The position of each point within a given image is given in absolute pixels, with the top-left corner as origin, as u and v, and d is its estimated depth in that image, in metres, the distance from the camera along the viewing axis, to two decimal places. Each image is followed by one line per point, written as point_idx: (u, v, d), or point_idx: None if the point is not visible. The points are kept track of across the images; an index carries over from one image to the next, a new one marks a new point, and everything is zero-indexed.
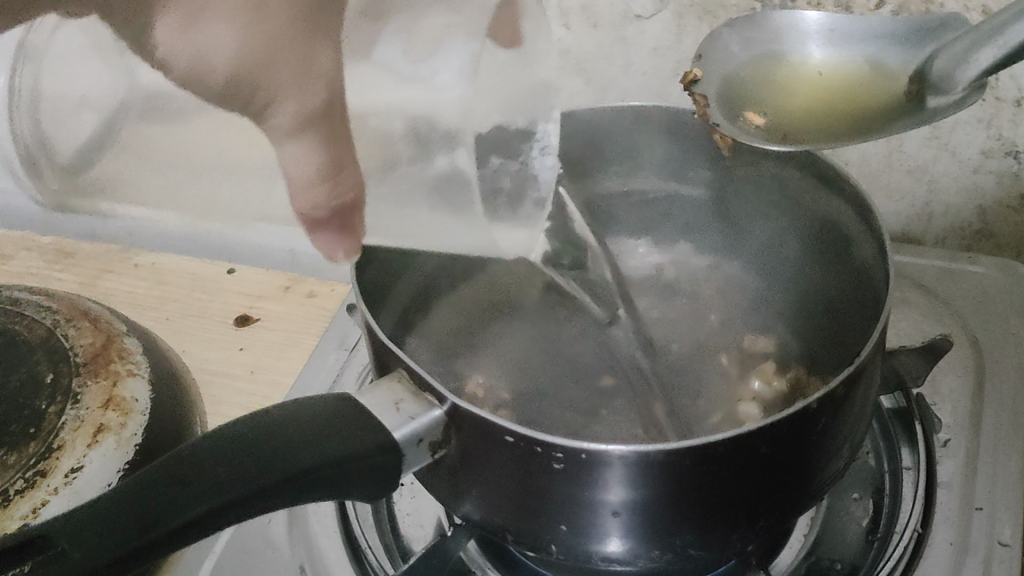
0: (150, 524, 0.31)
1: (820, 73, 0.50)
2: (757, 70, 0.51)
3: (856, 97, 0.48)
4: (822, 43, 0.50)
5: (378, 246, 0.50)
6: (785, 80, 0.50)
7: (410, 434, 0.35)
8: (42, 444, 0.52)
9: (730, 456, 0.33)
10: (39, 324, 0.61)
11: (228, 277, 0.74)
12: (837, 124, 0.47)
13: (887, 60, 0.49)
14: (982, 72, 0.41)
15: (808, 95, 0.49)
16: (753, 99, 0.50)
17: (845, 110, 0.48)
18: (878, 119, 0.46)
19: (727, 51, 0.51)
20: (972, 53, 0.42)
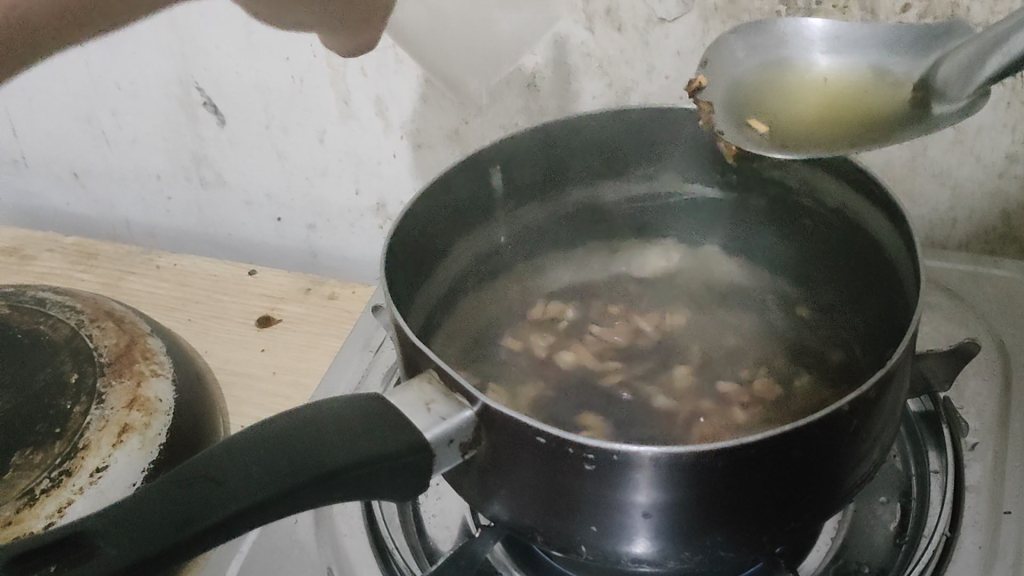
0: (187, 521, 0.31)
1: (824, 80, 0.50)
2: (762, 79, 0.51)
3: (862, 104, 0.48)
4: (826, 50, 0.50)
5: (413, 246, 0.50)
6: (789, 89, 0.50)
7: (441, 435, 0.35)
8: (68, 444, 0.52)
9: (762, 458, 0.33)
10: (64, 324, 0.61)
11: (249, 279, 0.74)
12: (844, 132, 0.47)
13: (892, 66, 0.49)
14: (988, 80, 0.41)
15: (813, 103, 0.49)
16: (760, 109, 0.50)
17: (851, 117, 0.48)
18: (882, 125, 0.46)
19: (734, 58, 0.51)
20: (979, 64, 0.41)
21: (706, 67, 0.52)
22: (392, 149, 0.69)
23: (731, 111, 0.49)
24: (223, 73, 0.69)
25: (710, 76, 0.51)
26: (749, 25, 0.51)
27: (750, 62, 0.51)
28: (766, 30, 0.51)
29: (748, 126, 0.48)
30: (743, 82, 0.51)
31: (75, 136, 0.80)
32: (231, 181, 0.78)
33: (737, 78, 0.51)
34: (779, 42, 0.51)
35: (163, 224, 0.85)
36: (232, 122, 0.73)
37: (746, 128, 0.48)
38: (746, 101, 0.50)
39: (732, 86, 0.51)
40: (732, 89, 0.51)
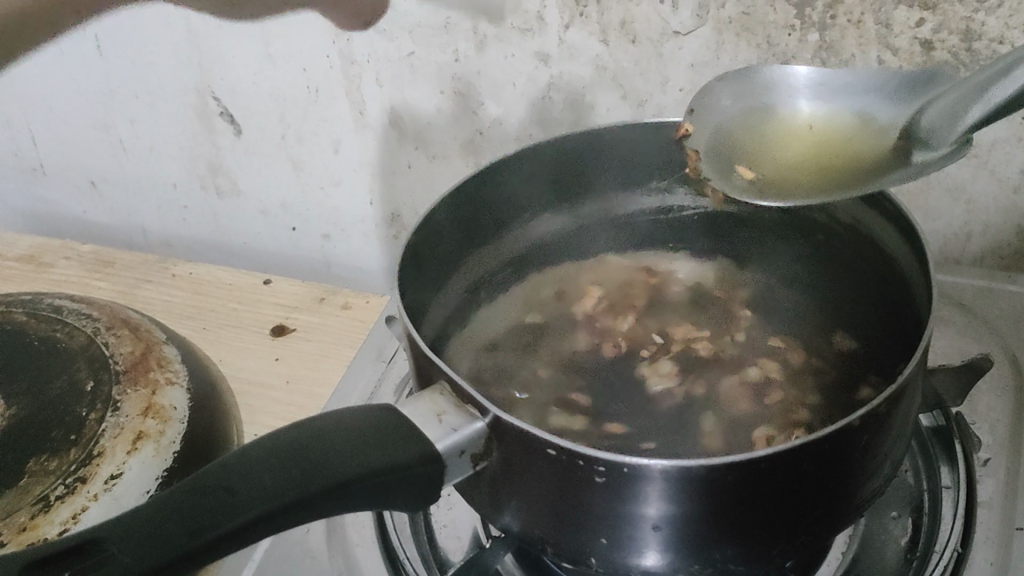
0: (199, 531, 0.31)
1: (810, 127, 0.51)
2: (747, 126, 0.52)
3: (846, 152, 0.49)
4: (811, 98, 0.51)
5: (429, 257, 0.50)
6: (776, 137, 0.51)
7: (452, 445, 0.35)
8: (83, 450, 0.52)
9: (772, 472, 0.33)
10: (79, 331, 0.62)
11: (264, 287, 0.75)
12: (830, 179, 0.47)
13: (877, 113, 0.49)
14: (969, 128, 0.41)
15: (799, 151, 0.50)
16: (745, 157, 0.51)
17: (834, 164, 0.48)
18: (867, 169, 0.47)
19: (719, 105, 0.52)
20: (963, 109, 0.42)
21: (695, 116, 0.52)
22: (407, 159, 0.70)
23: (715, 159, 0.51)
24: (240, 83, 0.70)
25: (695, 123, 0.52)
26: (734, 73, 0.52)
27: (735, 109, 0.52)
28: (751, 77, 0.52)
29: (729, 174, 0.49)
30: (728, 128, 0.52)
31: (93, 145, 0.81)
32: (247, 191, 0.78)
33: (722, 124, 0.52)
34: (764, 90, 0.52)
35: (178, 233, 0.85)
36: (248, 132, 0.73)
37: (727, 176, 0.49)
38: (730, 150, 0.51)
39: (716, 134, 0.52)
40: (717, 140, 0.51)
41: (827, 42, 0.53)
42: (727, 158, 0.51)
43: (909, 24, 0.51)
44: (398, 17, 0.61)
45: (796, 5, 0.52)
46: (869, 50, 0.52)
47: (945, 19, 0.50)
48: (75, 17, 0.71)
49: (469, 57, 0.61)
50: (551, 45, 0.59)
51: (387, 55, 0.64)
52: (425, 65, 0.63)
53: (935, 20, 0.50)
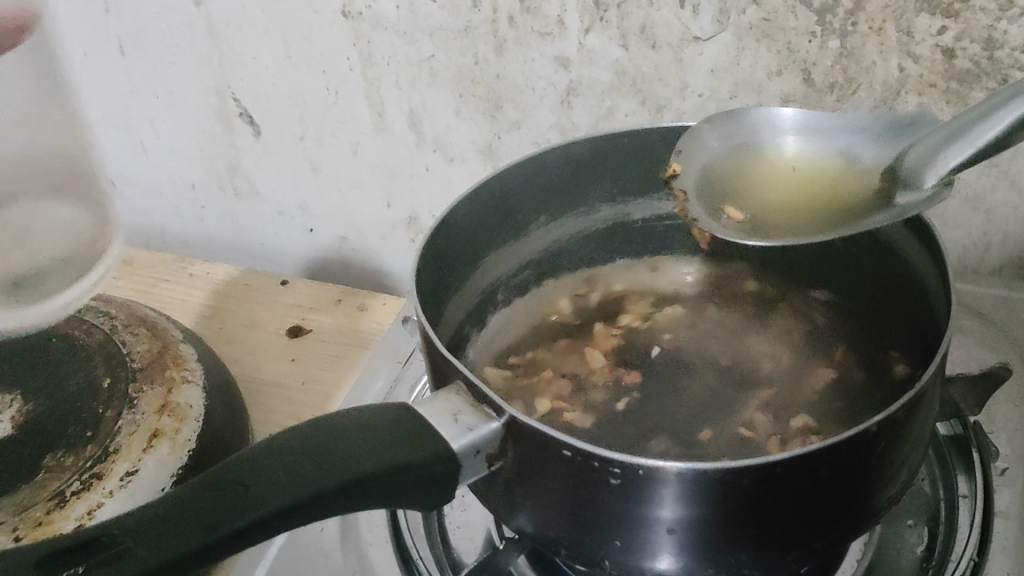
0: (215, 525, 0.32)
1: (794, 167, 0.51)
2: (733, 167, 0.53)
3: (828, 195, 0.49)
4: (797, 139, 0.51)
5: (445, 260, 0.50)
6: (762, 179, 0.52)
7: (467, 445, 0.35)
8: (99, 447, 0.53)
9: (787, 477, 0.33)
10: (97, 329, 0.62)
11: (281, 288, 0.75)
12: (813, 221, 0.48)
13: (861, 153, 0.49)
14: (953, 168, 0.42)
15: (783, 194, 0.51)
16: (730, 199, 0.51)
17: (817, 209, 0.49)
18: (850, 211, 0.47)
19: (707, 147, 0.53)
20: (945, 150, 0.43)
21: (680, 157, 0.53)
22: (425, 162, 0.70)
23: (703, 201, 0.52)
24: (260, 85, 0.70)
25: (683, 164, 0.53)
26: (722, 115, 0.53)
27: (722, 151, 0.53)
28: (740, 119, 0.52)
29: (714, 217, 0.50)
30: (715, 170, 0.53)
31: (112, 145, 0.81)
32: (265, 192, 0.78)
33: (709, 167, 0.53)
34: (753, 131, 0.52)
35: (196, 233, 0.85)
36: (267, 133, 0.73)
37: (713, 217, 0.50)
38: (716, 192, 0.52)
39: (704, 175, 0.53)
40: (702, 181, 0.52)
41: (848, 49, 0.53)
42: (714, 201, 0.51)
43: (930, 31, 0.50)
44: (419, 20, 0.61)
45: (817, 11, 0.52)
46: (890, 57, 0.52)
47: (967, 27, 0.50)
48: (98, 16, 0.71)
49: (489, 61, 0.62)
50: (571, 50, 0.59)
51: (406, 58, 0.64)
52: (444, 68, 0.63)
53: (957, 28, 0.50)
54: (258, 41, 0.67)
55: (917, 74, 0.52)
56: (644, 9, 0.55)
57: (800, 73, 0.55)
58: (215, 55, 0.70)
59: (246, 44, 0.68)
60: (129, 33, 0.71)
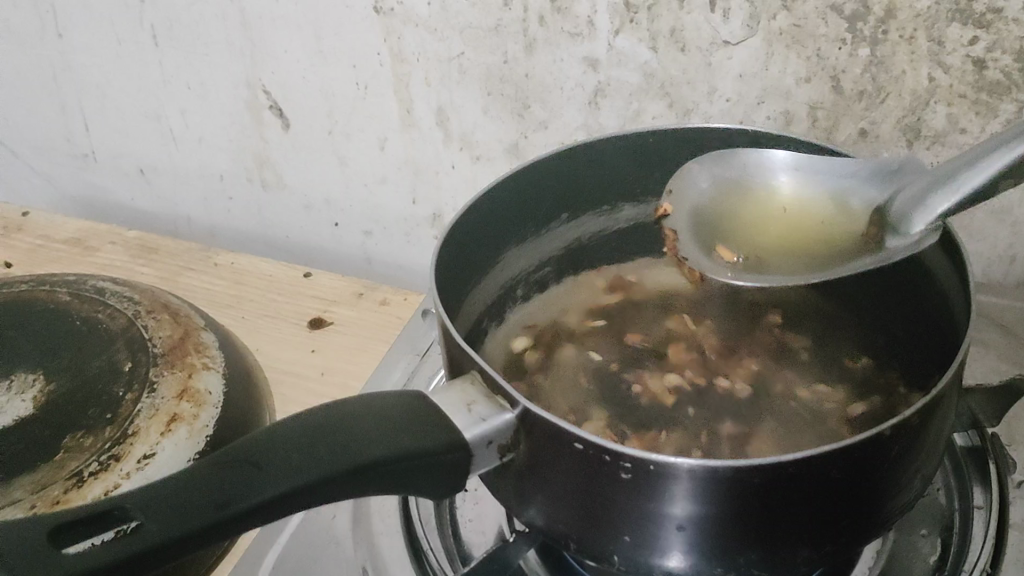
0: (226, 503, 0.32)
1: (785, 210, 0.52)
2: (725, 208, 0.53)
3: (822, 243, 0.50)
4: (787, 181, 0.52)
5: (466, 255, 0.50)
6: (755, 222, 0.53)
7: (480, 435, 0.35)
8: (118, 430, 0.53)
9: (800, 477, 0.33)
10: (120, 313, 0.63)
11: (304, 281, 0.75)
12: (809, 268, 0.49)
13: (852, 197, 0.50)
14: (942, 215, 0.43)
15: (776, 240, 0.51)
16: (724, 241, 0.52)
17: (810, 256, 0.50)
18: (844, 259, 0.49)
19: (698, 187, 0.53)
20: (934, 197, 0.43)
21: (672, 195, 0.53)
22: (452, 160, 0.70)
23: (695, 239, 0.52)
24: (291, 79, 0.71)
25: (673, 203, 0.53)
26: (712, 155, 0.53)
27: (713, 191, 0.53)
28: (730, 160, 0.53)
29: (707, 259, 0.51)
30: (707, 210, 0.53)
31: (142, 133, 0.82)
32: (292, 185, 0.79)
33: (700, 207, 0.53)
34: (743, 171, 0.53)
35: (223, 224, 0.86)
36: (296, 126, 0.74)
37: (706, 261, 0.51)
38: (707, 235, 0.52)
39: (695, 215, 0.53)
40: (695, 220, 0.53)
41: (878, 57, 0.52)
42: (707, 241, 0.52)
43: (962, 42, 0.50)
44: (450, 17, 0.62)
45: (848, 18, 0.51)
46: (920, 66, 0.52)
47: (1000, 37, 0.49)
48: (133, 6, 0.72)
49: (518, 59, 0.62)
50: (600, 51, 0.59)
51: (436, 55, 0.64)
52: (474, 66, 0.64)
53: (989, 37, 0.49)
54: (291, 32, 0.68)
55: (947, 84, 0.52)
56: (674, 11, 0.55)
57: (829, 80, 0.54)
58: (248, 47, 0.70)
59: (279, 36, 0.68)
60: (164, 23, 0.72)
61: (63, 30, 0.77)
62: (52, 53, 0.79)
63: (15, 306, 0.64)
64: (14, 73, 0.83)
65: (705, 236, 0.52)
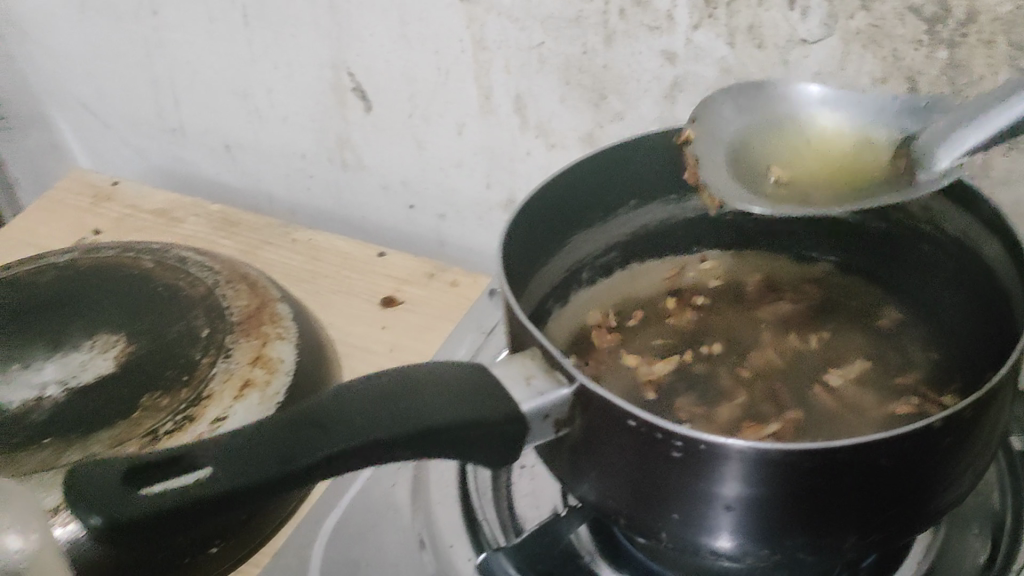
0: (291, 458, 0.33)
1: (810, 142, 0.52)
2: (748, 138, 0.53)
3: (848, 174, 0.51)
4: (812, 114, 0.52)
5: (534, 238, 0.51)
6: (778, 151, 0.53)
7: (536, 409, 0.36)
8: (194, 391, 0.55)
9: (848, 463, 0.33)
10: (201, 282, 0.66)
11: (378, 259, 0.77)
12: (838, 195, 0.50)
13: (875, 132, 0.51)
14: (972, 152, 0.44)
15: (803, 171, 0.51)
16: (753, 169, 0.52)
17: (837, 186, 0.50)
18: (873, 188, 0.49)
19: (722, 116, 0.53)
20: (963, 135, 0.45)
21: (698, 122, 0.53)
22: (527, 147, 0.71)
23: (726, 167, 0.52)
24: (375, 61, 0.73)
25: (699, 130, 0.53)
26: (739, 86, 0.53)
27: (738, 122, 0.53)
28: (757, 93, 0.53)
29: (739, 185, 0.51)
30: (731, 138, 0.53)
31: (229, 110, 0.85)
32: (371, 166, 0.81)
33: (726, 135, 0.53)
34: (770, 104, 0.53)
35: (304, 202, 0.88)
36: (377, 109, 0.76)
37: (738, 186, 0.51)
38: (734, 162, 0.52)
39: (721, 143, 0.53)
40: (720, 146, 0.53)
41: (955, 60, 0.52)
42: (738, 170, 0.52)
43: None
44: (531, 7, 0.63)
45: (927, 20, 0.52)
46: (998, 70, 0.52)
47: None
48: None
49: (597, 51, 0.63)
50: (678, 45, 0.60)
51: (515, 43, 0.66)
52: (553, 55, 0.65)
53: None
54: (375, 15, 0.69)
55: None
56: (753, 7, 0.56)
57: (906, 81, 0.54)
58: (332, 28, 0.72)
59: (363, 19, 0.70)
60: (254, 2, 0.74)
61: (158, 7, 0.80)
62: (147, 29, 0.82)
63: (101, 272, 0.67)
64: (111, 48, 0.86)
65: (734, 164, 0.52)
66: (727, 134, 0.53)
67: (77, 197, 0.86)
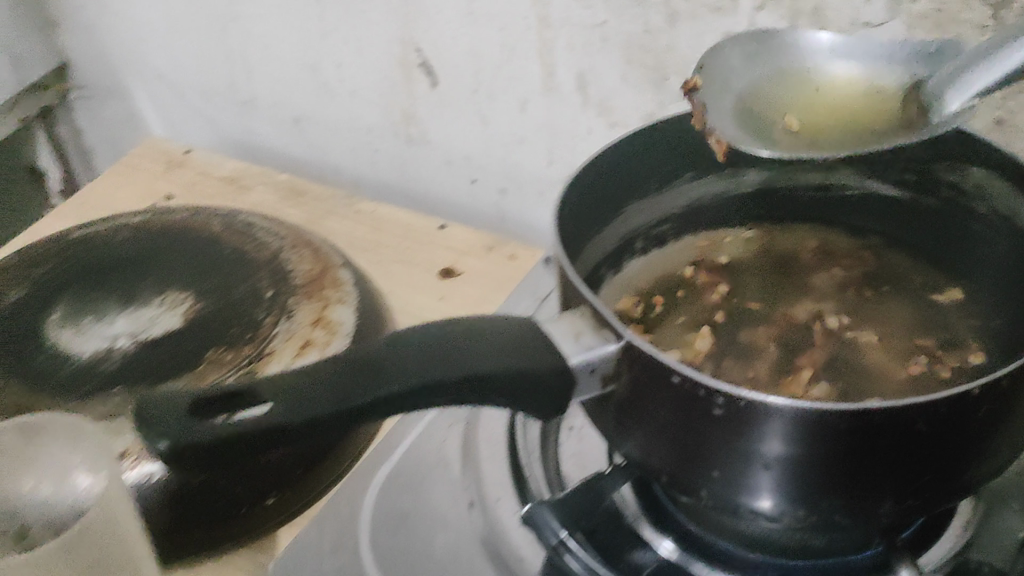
0: (346, 397, 0.35)
1: (819, 90, 0.51)
2: (757, 86, 0.52)
3: (856, 120, 0.50)
4: (822, 61, 0.51)
5: (590, 209, 0.53)
6: (786, 98, 0.52)
7: (585, 363, 0.37)
8: (256, 348, 0.57)
9: (886, 426, 0.34)
10: (266, 246, 0.68)
11: (438, 232, 0.78)
12: (845, 140, 0.49)
13: (886, 78, 0.50)
14: (983, 92, 0.43)
15: (812, 118, 0.50)
16: (761, 115, 0.51)
17: (846, 131, 0.49)
18: (881, 133, 0.48)
19: (729, 64, 0.52)
20: (974, 74, 0.44)
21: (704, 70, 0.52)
22: (589, 125, 0.72)
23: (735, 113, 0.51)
24: (441, 37, 0.74)
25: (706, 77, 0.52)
26: (746, 34, 0.53)
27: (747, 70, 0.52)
28: (766, 42, 0.52)
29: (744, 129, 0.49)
30: (741, 86, 0.52)
31: (298, 83, 0.87)
32: (435, 141, 0.82)
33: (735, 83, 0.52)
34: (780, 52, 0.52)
35: (369, 175, 0.90)
36: (443, 84, 0.77)
37: (744, 130, 0.49)
38: (742, 108, 0.51)
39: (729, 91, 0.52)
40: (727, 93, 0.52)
41: None
42: (745, 116, 0.51)
43: None
44: None
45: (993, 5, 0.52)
46: None
47: None
48: None
49: (661, 30, 0.64)
50: (741, 26, 0.60)
51: (579, 21, 0.67)
52: (617, 34, 0.66)
53: None
54: None
55: None
56: None
57: None
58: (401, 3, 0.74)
59: None
60: None
61: None
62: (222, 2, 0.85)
63: (173, 234, 0.70)
64: (188, 20, 0.89)
65: (741, 110, 0.51)
66: (734, 81, 0.52)
67: (151, 164, 0.89)
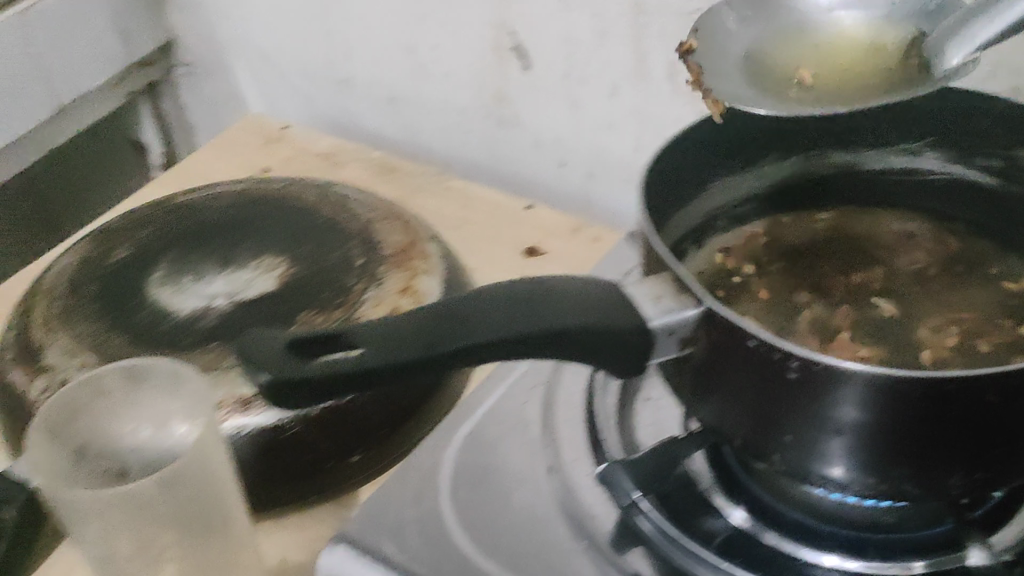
0: (433, 344, 0.37)
1: (819, 46, 0.52)
2: (755, 47, 0.53)
3: (860, 73, 0.51)
4: (823, 20, 0.52)
5: (675, 187, 0.54)
6: (787, 55, 0.52)
7: (665, 326, 0.39)
8: (346, 312, 0.60)
9: (958, 395, 0.35)
10: (359, 217, 0.70)
11: (525, 212, 0.80)
12: (850, 92, 0.50)
13: (887, 32, 0.51)
14: (981, 46, 0.44)
15: (814, 74, 0.51)
16: (763, 72, 0.51)
17: (849, 83, 0.50)
18: (887, 84, 0.49)
19: (726, 28, 0.53)
20: (973, 28, 0.45)
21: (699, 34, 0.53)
22: (679, 112, 0.73)
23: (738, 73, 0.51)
24: (536, 21, 0.76)
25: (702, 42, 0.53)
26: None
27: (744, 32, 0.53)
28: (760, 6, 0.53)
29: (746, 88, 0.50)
30: (738, 47, 0.53)
31: (394, 64, 0.89)
32: (526, 123, 0.84)
33: (732, 46, 0.53)
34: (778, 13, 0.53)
35: (459, 155, 0.92)
36: (536, 68, 0.79)
37: (749, 89, 0.50)
38: (745, 68, 0.52)
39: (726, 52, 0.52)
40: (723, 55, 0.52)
41: None
42: (747, 75, 0.51)
43: None
44: None
45: None
46: None
47: None
48: None
49: None
50: None
51: (674, 8, 0.67)
52: None
53: None
54: None
55: None
56: None
57: None
58: None
59: None
60: None
61: None
62: None
63: (271, 201, 0.72)
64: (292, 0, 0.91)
65: (743, 70, 0.51)
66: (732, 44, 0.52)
67: (250, 138, 0.92)
